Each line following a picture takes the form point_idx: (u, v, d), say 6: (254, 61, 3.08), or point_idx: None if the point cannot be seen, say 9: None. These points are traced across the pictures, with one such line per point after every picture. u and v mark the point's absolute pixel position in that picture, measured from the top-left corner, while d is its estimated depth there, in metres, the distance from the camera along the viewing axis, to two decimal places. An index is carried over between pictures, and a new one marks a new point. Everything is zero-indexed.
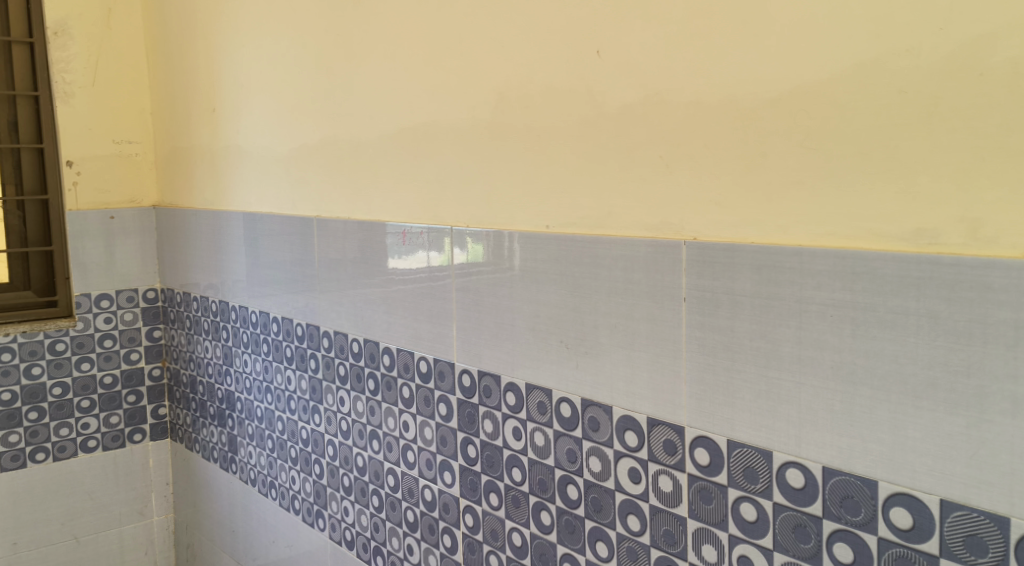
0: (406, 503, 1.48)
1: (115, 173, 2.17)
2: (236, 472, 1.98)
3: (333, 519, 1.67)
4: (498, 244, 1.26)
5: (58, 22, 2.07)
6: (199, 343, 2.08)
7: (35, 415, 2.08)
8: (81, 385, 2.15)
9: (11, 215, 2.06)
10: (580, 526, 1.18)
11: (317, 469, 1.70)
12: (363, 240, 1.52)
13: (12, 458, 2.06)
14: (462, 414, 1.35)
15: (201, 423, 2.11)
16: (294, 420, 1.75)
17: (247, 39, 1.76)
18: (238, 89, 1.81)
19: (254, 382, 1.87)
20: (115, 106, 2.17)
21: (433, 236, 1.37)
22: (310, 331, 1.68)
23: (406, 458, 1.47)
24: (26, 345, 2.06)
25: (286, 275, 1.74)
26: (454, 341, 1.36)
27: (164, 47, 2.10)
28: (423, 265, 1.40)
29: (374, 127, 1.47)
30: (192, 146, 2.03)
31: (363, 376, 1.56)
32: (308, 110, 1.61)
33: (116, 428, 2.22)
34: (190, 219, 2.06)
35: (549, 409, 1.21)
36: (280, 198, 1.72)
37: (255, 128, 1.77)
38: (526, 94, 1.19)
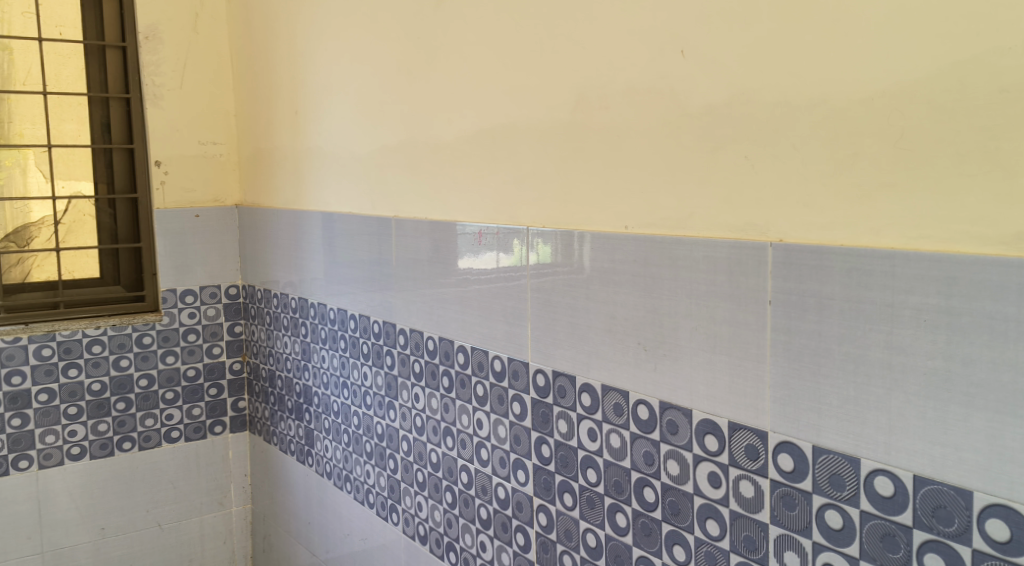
0: (479, 500, 1.50)
1: (201, 172, 2.25)
2: (312, 465, 2.02)
3: (407, 513, 1.69)
4: (568, 244, 1.28)
5: (150, 27, 2.15)
6: (278, 339, 2.13)
7: (123, 405, 2.17)
8: (166, 377, 2.23)
9: (102, 213, 2.16)
10: (657, 529, 1.17)
11: (392, 463, 1.72)
12: (437, 239, 1.54)
13: (101, 446, 2.15)
14: (537, 414, 1.36)
15: (279, 416, 2.16)
16: (370, 415, 1.78)
17: (330, 42, 1.80)
18: (320, 91, 1.85)
19: (331, 377, 1.91)
20: (202, 108, 2.24)
21: (504, 236, 1.39)
22: (386, 328, 1.71)
23: (480, 456, 1.49)
24: (115, 338, 2.14)
25: (364, 274, 1.77)
26: (529, 341, 1.37)
27: (248, 50, 2.17)
28: (493, 265, 1.42)
29: (453, 128, 1.48)
30: (275, 147, 2.08)
31: (438, 373, 1.57)
32: (388, 112, 1.64)
33: (198, 419, 2.29)
34: (272, 218, 2.12)
35: (626, 410, 1.20)
36: (359, 198, 1.76)
37: (337, 129, 1.81)
38: (606, 95, 1.19)
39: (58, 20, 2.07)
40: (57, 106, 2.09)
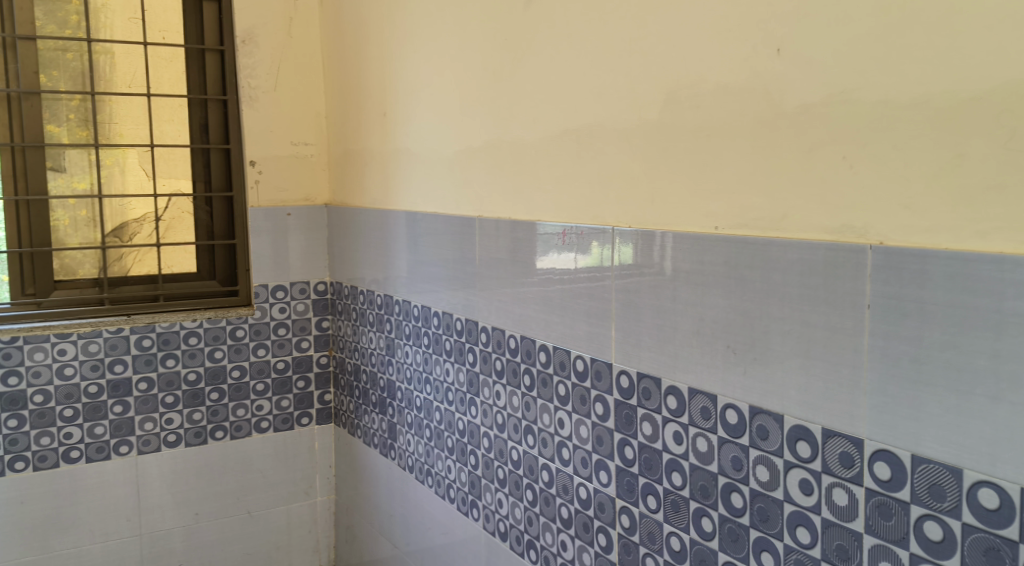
0: (561, 499, 1.50)
1: (292, 172, 2.32)
2: (394, 458, 2.06)
3: (487, 509, 1.71)
4: (649, 244, 1.28)
5: (246, 31, 2.23)
6: (364, 334, 2.18)
7: (216, 396, 2.26)
8: (257, 369, 2.31)
9: (200, 211, 2.26)
10: (744, 535, 1.15)
11: (472, 459, 1.74)
12: (520, 239, 1.55)
13: (195, 434, 2.24)
14: (620, 415, 1.35)
15: (364, 410, 2.21)
16: (451, 411, 1.80)
17: (418, 44, 1.83)
18: (407, 93, 1.89)
19: (414, 372, 1.94)
20: (293, 109, 2.31)
21: (583, 238, 1.41)
22: (468, 326, 1.73)
23: (561, 455, 1.49)
24: (211, 330, 2.23)
25: (447, 272, 1.80)
26: (613, 342, 1.36)
27: (339, 52, 2.22)
28: (570, 266, 1.44)
29: (539, 129, 1.49)
30: (363, 148, 2.13)
31: (519, 372, 1.58)
32: (475, 112, 1.66)
33: (286, 411, 2.36)
34: (359, 216, 2.17)
35: (713, 414, 1.18)
36: (444, 198, 1.79)
37: (424, 129, 1.84)
38: (697, 95, 1.19)
39: (161, 25, 2.18)
40: (159, 107, 2.20)
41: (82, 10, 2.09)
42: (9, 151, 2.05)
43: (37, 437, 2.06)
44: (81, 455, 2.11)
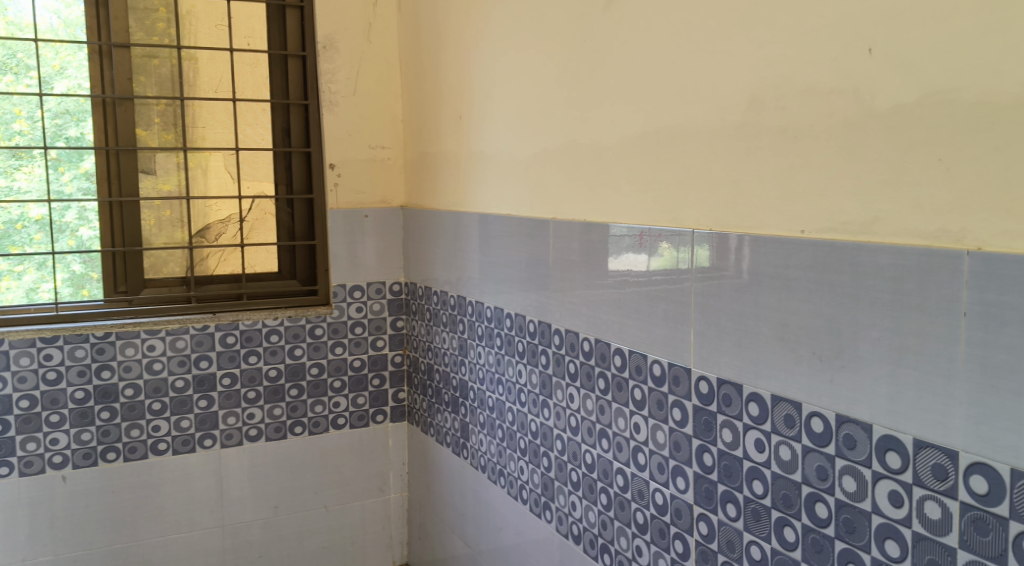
0: (636, 504, 1.48)
1: (369, 174, 2.37)
2: (467, 457, 2.08)
3: (560, 512, 1.71)
4: (723, 246, 1.27)
5: (328, 37, 2.29)
6: (437, 334, 2.21)
7: (296, 392, 2.32)
8: (335, 367, 2.36)
9: (282, 212, 2.33)
10: (828, 546, 1.12)
11: (546, 461, 1.74)
12: (595, 242, 1.55)
13: (275, 430, 2.30)
14: (698, 421, 1.33)
15: (437, 409, 2.24)
16: (524, 412, 1.81)
17: (495, 48, 1.84)
18: (484, 96, 1.90)
19: (486, 372, 1.96)
20: (371, 113, 2.36)
21: (653, 240, 1.41)
22: (542, 328, 1.73)
23: (637, 460, 1.47)
24: (291, 328, 2.29)
25: (520, 274, 1.80)
26: (692, 346, 1.34)
27: (416, 56, 2.26)
28: (642, 269, 1.44)
29: (617, 131, 1.48)
30: (439, 151, 2.16)
31: (593, 375, 1.57)
32: (551, 114, 1.67)
33: (362, 408, 2.40)
34: (434, 218, 2.20)
35: (798, 422, 1.16)
36: (518, 201, 1.80)
37: (499, 132, 1.86)
38: (783, 96, 1.16)
39: (247, 32, 2.25)
40: (244, 111, 2.27)
41: (170, 18, 2.17)
42: (104, 155, 2.14)
43: (128, 429, 2.15)
44: (167, 448, 2.19)
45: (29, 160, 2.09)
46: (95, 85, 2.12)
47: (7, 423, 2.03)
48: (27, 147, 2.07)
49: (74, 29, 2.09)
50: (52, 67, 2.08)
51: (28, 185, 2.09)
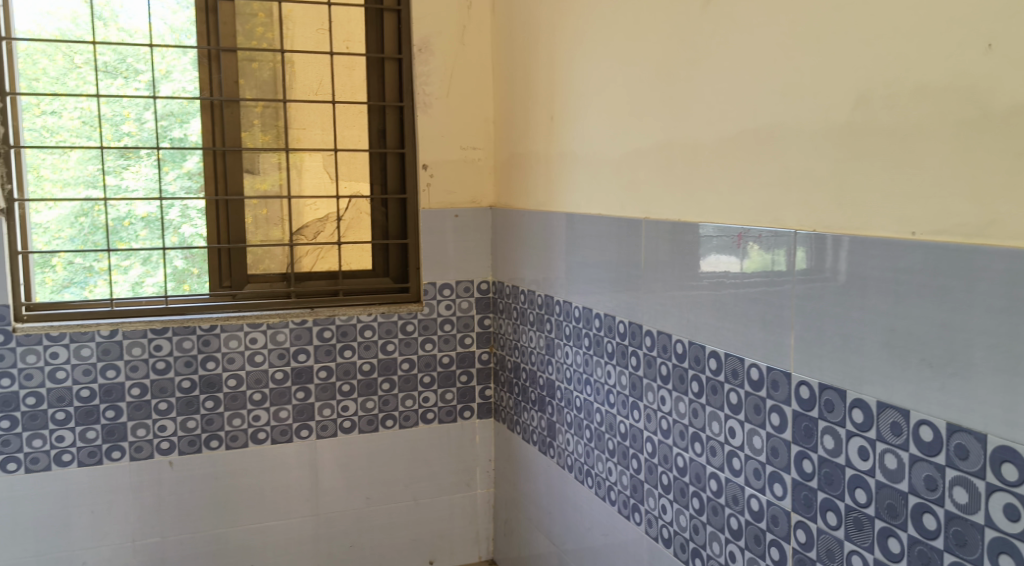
0: (730, 510, 1.46)
1: (461, 175, 2.40)
2: (554, 456, 2.09)
3: (650, 514, 1.70)
4: (820, 250, 1.25)
5: (423, 40, 2.33)
6: (524, 333, 2.22)
7: (387, 386, 2.37)
8: (425, 362, 2.41)
9: (376, 212, 2.39)
10: (937, 558, 1.08)
11: (635, 463, 1.74)
12: (689, 243, 1.54)
13: (367, 423, 2.36)
14: (798, 427, 1.30)
15: (523, 407, 2.25)
16: (613, 413, 1.80)
17: (589, 48, 1.85)
18: (577, 97, 1.91)
19: (575, 372, 1.96)
20: (462, 114, 2.39)
21: (743, 243, 1.41)
22: (632, 329, 1.72)
23: (732, 465, 1.45)
24: (383, 324, 2.35)
25: (610, 274, 1.80)
26: (792, 350, 1.31)
27: (508, 57, 2.28)
28: (732, 271, 1.43)
29: (715, 130, 1.47)
30: (529, 151, 2.18)
31: (687, 378, 1.56)
32: (646, 114, 1.66)
33: (450, 404, 2.44)
34: (523, 218, 2.21)
35: (905, 430, 1.12)
36: (610, 201, 1.80)
37: (591, 133, 1.86)
38: (893, 93, 1.13)
39: (345, 35, 2.32)
40: (342, 113, 2.34)
41: (268, 22, 2.25)
42: (211, 155, 2.24)
43: (230, 418, 2.24)
44: (266, 437, 2.27)
45: (137, 159, 2.19)
46: (203, 88, 2.21)
47: (120, 409, 2.15)
48: (135, 147, 2.18)
49: (180, 35, 2.19)
50: (159, 70, 2.18)
51: (136, 184, 2.20)
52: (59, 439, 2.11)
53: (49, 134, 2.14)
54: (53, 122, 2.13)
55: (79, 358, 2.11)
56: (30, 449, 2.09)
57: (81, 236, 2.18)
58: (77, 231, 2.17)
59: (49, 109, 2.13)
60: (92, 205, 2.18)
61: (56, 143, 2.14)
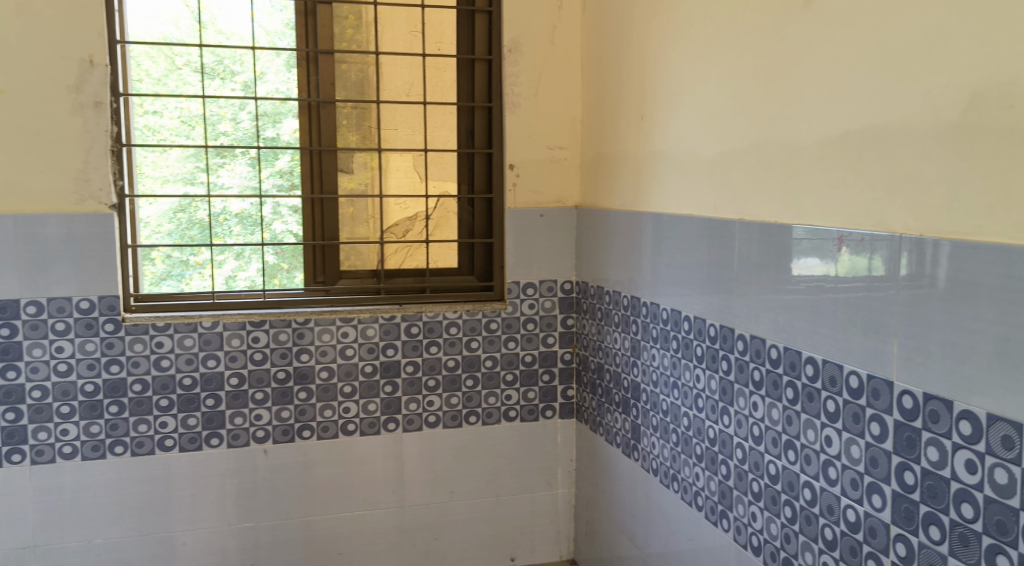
0: (825, 520, 1.43)
1: (547, 175, 2.41)
2: (638, 459, 2.08)
3: (739, 521, 1.67)
4: (922, 255, 1.22)
5: (513, 41, 2.35)
6: (608, 334, 2.22)
7: (471, 383, 2.40)
8: (508, 360, 2.42)
9: (463, 211, 2.43)
10: None
11: (724, 469, 1.71)
12: (784, 245, 1.51)
13: (451, 418, 2.39)
14: (900, 437, 1.26)
15: (607, 408, 2.25)
16: (702, 418, 1.78)
17: (683, 47, 1.83)
18: (669, 96, 1.89)
19: (661, 375, 1.94)
20: (550, 114, 2.40)
21: (839, 245, 1.38)
22: (723, 332, 1.69)
23: (827, 474, 1.42)
24: (468, 321, 2.38)
25: (700, 276, 1.77)
26: (895, 358, 1.27)
27: (598, 57, 2.28)
28: (827, 274, 1.41)
29: (815, 130, 1.44)
30: (618, 151, 2.17)
31: (781, 384, 1.53)
32: (742, 114, 1.63)
33: (532, 402, 2.45)
34: (609, 218, 2.21)
35: (1018, 445, 1.08)
36: (702, 201, 1.77)
37: (684, 133, 1.84)
38: (1010, 93, 1.09)
39: (437, 37, 2.36)
40: (432, 114, 2.38)
41: (358, 25, 2.30)
42: (308, 154, 2.31)
43: (321, 409, 2.30)
44: (355, 429, 2.33)
45: (232, 157, 2.28)
46: (301, 89, 2.29)
47: (219, 398, 2.24)
48: (231, 146, 2.26)
49: (273, 37, 2.26)
50: (256, 72, 2.26)
51: (231, 181, 2.28)
52: (162, 425, 2.21)
53: (150, 133, 2.23)
54: (154, 122, 2.23)
55: (182, 348, 2.21)
56: (136, 433, 2.20)
57: (178, 231, 2.27)
58: (175, 226, 2.26)
59: (151, 109, 2.23)
60: (189, 201, 2.26)
61: (157, 141, 2.23)
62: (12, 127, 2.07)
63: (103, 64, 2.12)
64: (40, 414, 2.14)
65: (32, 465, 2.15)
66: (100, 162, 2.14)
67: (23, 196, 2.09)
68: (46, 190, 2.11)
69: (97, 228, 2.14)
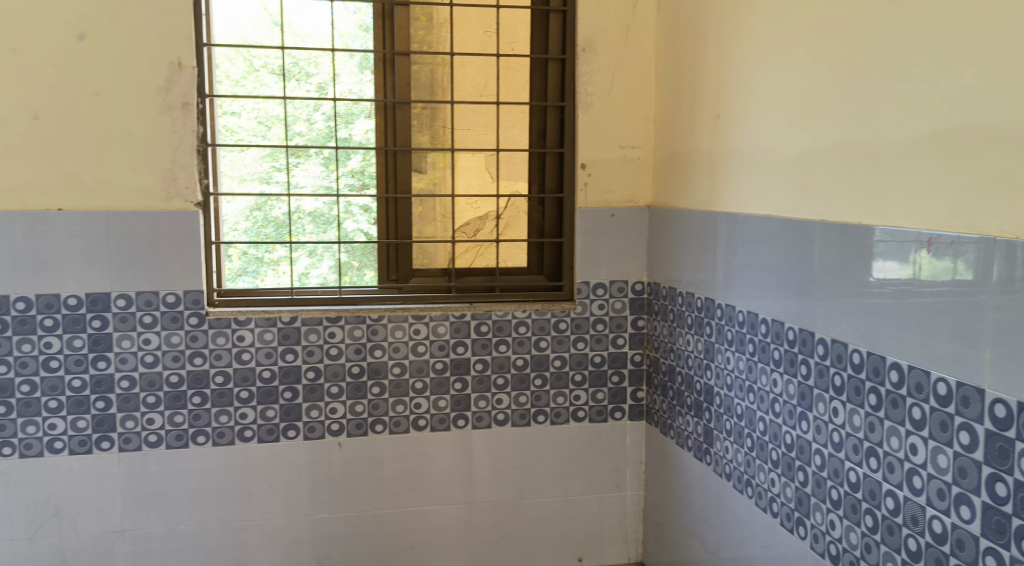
0: (908, 530, 1.39)
1: (619, 174, 2.40)
2: (710, 463, 2.05)
3: (816, 529, 1.64)
4: (1017, 259, 1.18)
5: (587, 40, 2.35)
6: (680, 336, 2.19)
7: (540, 382, 2.41)
8: (577, 361, 2.42)
9: (533, 211, 2.44)
10: None
11: (801, 475, 1.68)
12: (867, 248, 1.47)
13: (520, 417, 2.40)
14: (992, 448, 1.22)
15: (678, 411, 2.23)
16: (778, 423, 1.75)
17: (763, 45, 1.79)
18: (748, 95, 1.86)
19: (736, 379, 1.91)
20: (622, 113, 2.39)
21: (925, 246, 1.34)
22: (803, 336, 1.66)
23: (911, 484, 1.38)
24: (537, 321, 2.39)
25: (778, 278, 1.74)
26: (986, 365, 1.23)
27: (673, 55, 2.25)
28: (912, 276, 1.37)
29: (902, 130, 1.39)
30: (693, 150, 2.14)
31: (863, 390, 1.49)
32: (824, 113, 1.60)
33: (601, 403, 2.44)
34: (683, 219, 2.18)
35: None
36: (781, 202, 1.74)
37: (763, 132, 1.80)
38: None
39: (511, 37, 2.38)
40: (504, 114, 2.39)
41: (430, 26, 2.33)
42: (383, 154, 2.34)
43: (393, 404, 2.34)
44: (426, 425, 2.36)
45: (306, 157, 2.33)
46: (378, 90, 2.32)
47: (296, 391, 2.30)
48: (305, 146, 2.31)
49: (347, 39, 2.30)
50: (330, 74, 2.30)
51: (305, 180, 2.34)
52: (242, 416, 2.28)
53: (229, 133, 2.30)
54: (233, 122, 2.29)
55: (262, 342, 2.27)
56: (217, 424, 2.27)
57: (254, 229, 2.33)
58: (252, 224, 2.33)
59: (230, 110, 2.29)
60: (265, 200, 2.32)
61: (235, 141, 2.30)
62: (105, 128, 2.16)
63: (190, 66, 2.19)
64: (129, 403, 2.23)
65: (120, 453, 2.24)
66: (187, 161, 2.21)
67: (113, 195, 2.18)
68: (136, 188, 2.19)
69: (182, 225, 2.22)
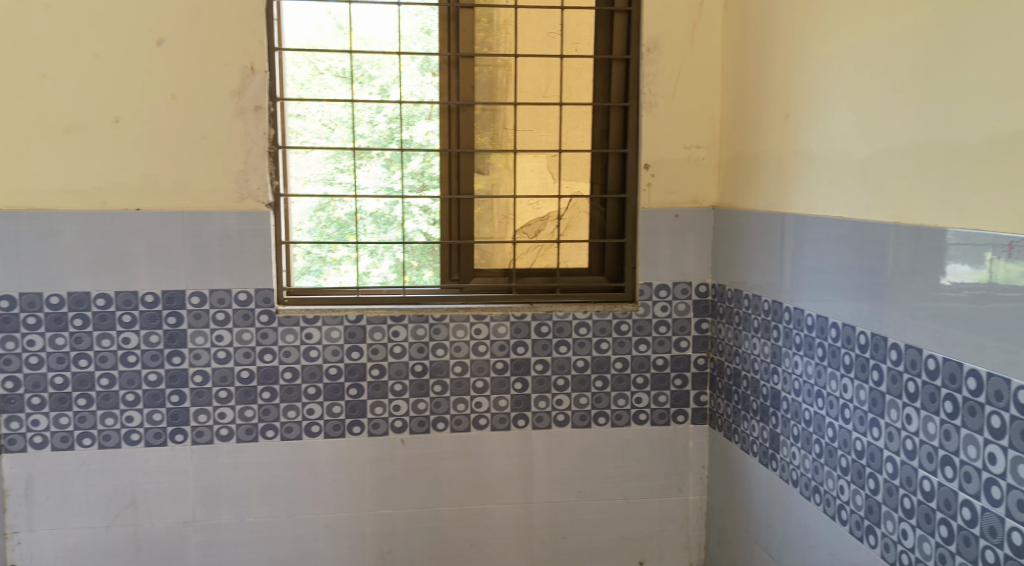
0: (986, 541, 1.35)
1: (683, 175, 2.38)
2: (776, 469, 2.02)
3: (887, 539, 1.60)
4: None
5: (652, 40, 2.33)
6: (746, 339, 2.17)
7: (600, 383, 2.40)
8: (638, 363, 2.41)
9: (595, 211, 2.43)
10: None
11: (872, 483, 1.64)
12: (943, 250, 1.43)
13: (580, 418, 2.40)
14: None
15: (743, 416, 2.20)
16: (848, 429, 1.71)
17: (835, 43, 1.76)
18: (818, 94, 1.83)
19: (804, 383, 1.88)
20: (687, 113, 2.37)
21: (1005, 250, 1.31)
22: (875, 341, 1.62)
23: (990, 494, 1.34)
24: (598, 322, 2.38)
25: (849, 281, 1.71)
26: None
27: (740, 55, 2.23)
28: (990, 280, 1.33)
29: (982, 129, 1.35)
30: (760, 151, 2.11)
31: (938, 397, 1.45)
32: (899, 112, 1.56)
33: (663, 406, 2.43)
34: (749, 220, 2.15)
35: None
36: (852, 203, 1.70)
37: (833, 132, 1.77)
38: None
39: (575, 38, 2.38)
40: (567, 115, 2.40)
41: (491, 27, 2.35)
42: (447, 156, 2.37)
43: (455, 403, 2.36)
44: (487, 424, 2.38)
45: (368, 158, 2.36)
46: (442, 93, 2.35)
47: (362, 388, 2.34)
48: (367, 147, 2.35)
49: (405, 40, 2.32)
50: (393, 76, 2.33)
51: (367, 181, 2.37)
52: (309, 412, 2.33)
53: (296, 135, 2.35)
54: (297, 124, 2.34)
55: (329, 339, 2.31)
56: (285, 419, 2.32)
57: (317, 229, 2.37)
58: (315, 225, 2.37)
59: (295, 112, 2.33)
60: (327, 201, 2.36)
61: (300, 143, 2.34)
62: (181, 130, 2.24)
63: (262, 70, 2.25)
64: (201, 398, 2.30)
65: (193, 445, 2.31)
66: (258, 163, 2.27)
67: (189, 195, 2.25)
68: (209, 188, 2.26)
69: (253, 225, 2.28)
